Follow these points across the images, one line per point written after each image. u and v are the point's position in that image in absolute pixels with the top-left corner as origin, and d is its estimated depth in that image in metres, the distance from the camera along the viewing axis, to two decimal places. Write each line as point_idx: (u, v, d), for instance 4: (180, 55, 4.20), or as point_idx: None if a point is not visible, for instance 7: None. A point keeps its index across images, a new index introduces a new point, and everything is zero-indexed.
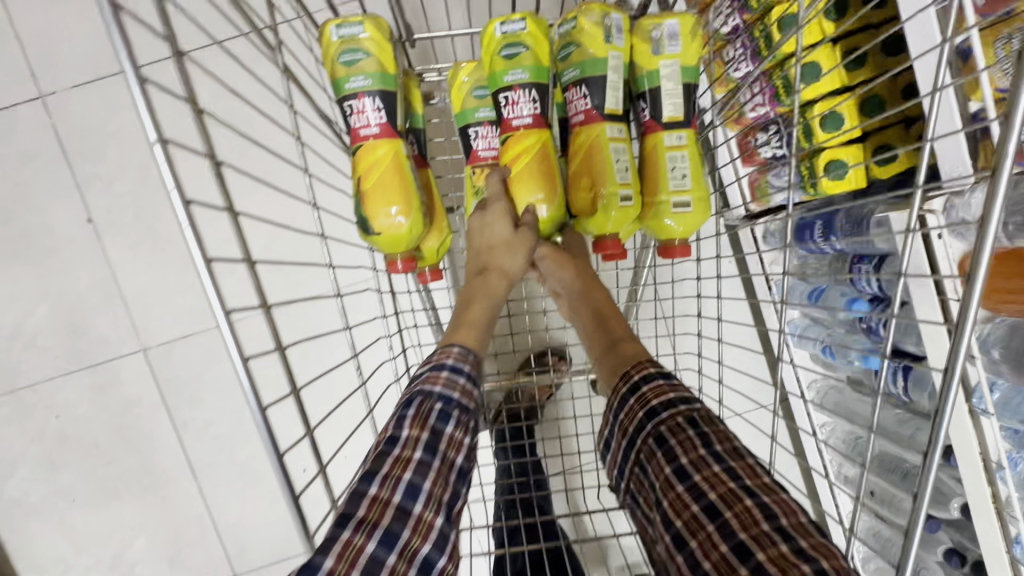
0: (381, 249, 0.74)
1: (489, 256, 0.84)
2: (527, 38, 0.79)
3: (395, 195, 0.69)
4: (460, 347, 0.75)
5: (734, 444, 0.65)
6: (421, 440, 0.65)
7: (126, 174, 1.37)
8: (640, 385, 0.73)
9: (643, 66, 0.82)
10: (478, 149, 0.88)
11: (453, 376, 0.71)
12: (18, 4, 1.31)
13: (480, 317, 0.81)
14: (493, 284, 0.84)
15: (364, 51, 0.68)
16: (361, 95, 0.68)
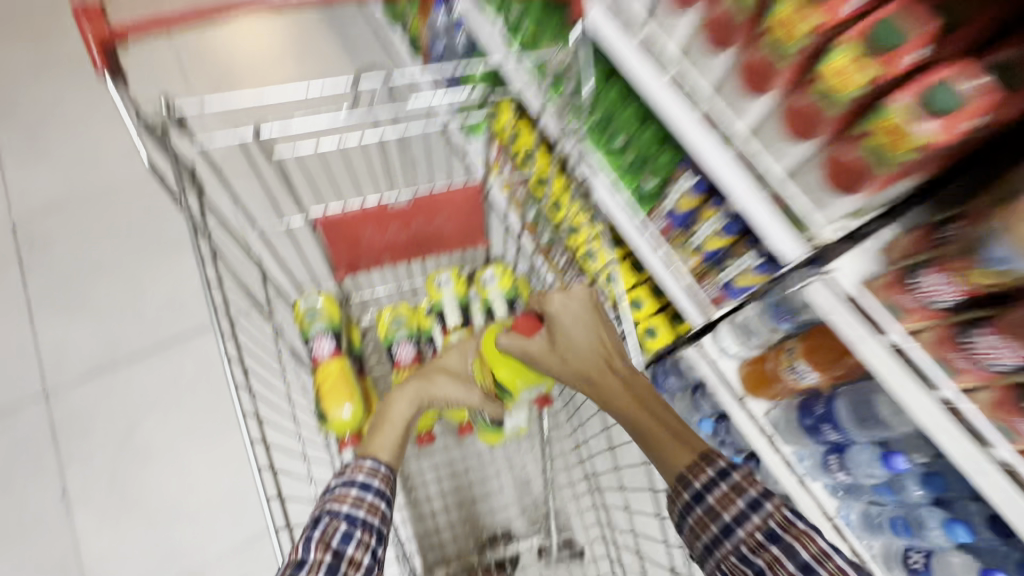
0: (333, 434, 1.03)
1: (429, 383, 0.99)
2: (403, 313, 1.17)
3: (343, 394, 1.02)
4: (374, 459, 0.85)
5: (820, 546, 0.70)
6: (324, 561, 0.73)
7: (107, 446, 1.58)
8: (699, 494, 0.77)
9: (480, 294, 1.17)
10: (400, 358, 1.15)
11: (361, 494, 0.81)
12: (42, 326, 1.69)
13: (395, 427, 0.92)
14: (424, 392, 0.97)
15: (319, 311, 1.09)
16: (320, 337, 1.07)
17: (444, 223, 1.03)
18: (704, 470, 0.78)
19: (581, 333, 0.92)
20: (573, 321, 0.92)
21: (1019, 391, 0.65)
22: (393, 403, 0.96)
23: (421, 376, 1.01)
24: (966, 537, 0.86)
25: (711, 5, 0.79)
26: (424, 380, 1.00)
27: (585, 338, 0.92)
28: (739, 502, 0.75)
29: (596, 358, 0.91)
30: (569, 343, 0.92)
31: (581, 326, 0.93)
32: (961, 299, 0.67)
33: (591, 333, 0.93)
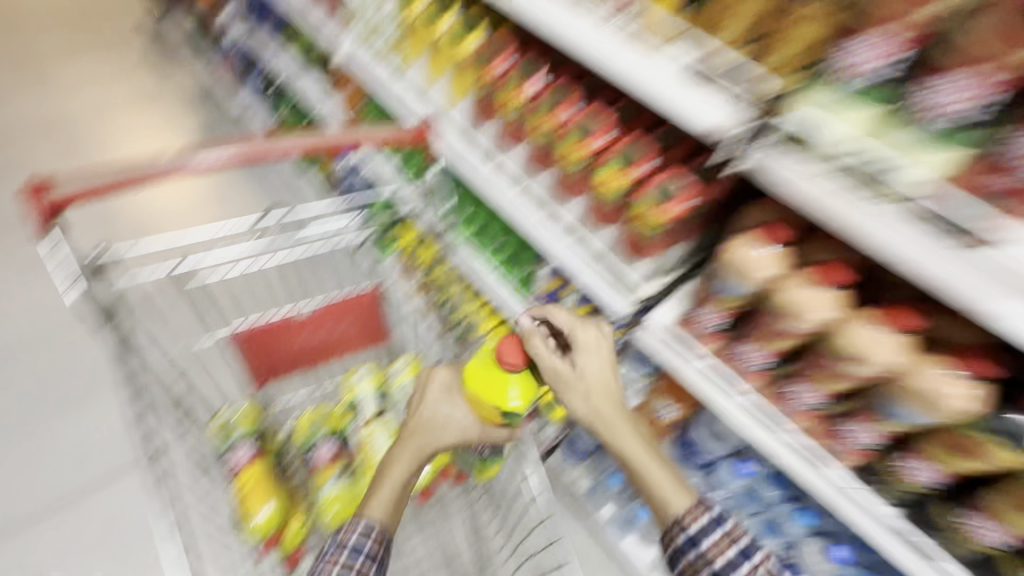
0: (255, 539, 1.06)
1: (425, 440, 0.92)
2: (322, 414, 1.27)
3: (261, 495, 1.09)
4: (367, 519, 0.83)
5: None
6: None
7: None
8: (694, 536, 0.74)
9: (391, 385, 1.30)
10: (320, 455, 1.20)
11: (351, 558, 0.78)
12: None
13: (392, 483, 0.88)
14: (418, 448, 0.91)
15: (237, 422, 1.18)
16: (237, 446, 1.14)
17: (350, 325, 1.21)
18: (699, 513, 0.76)
19: (596, 372, 0.85)
20: (587, 361, 0.86)
21: (778, 378, 0.86)
22: (394, 456, 0.91)
23: (418, 424, 0.94)
24: (812, 520, 1.05)
25: (529, 144, 1.08)
26: (419, 433, 0.93)
27: (601, 375, 0.85)
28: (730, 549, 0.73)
29: (608, 399, 0.84)
30: (586, 382, 0.85)
31: (596, 365, 0.86)
32: (727, 321, 0.89)
33: (605, 370, 0.86)
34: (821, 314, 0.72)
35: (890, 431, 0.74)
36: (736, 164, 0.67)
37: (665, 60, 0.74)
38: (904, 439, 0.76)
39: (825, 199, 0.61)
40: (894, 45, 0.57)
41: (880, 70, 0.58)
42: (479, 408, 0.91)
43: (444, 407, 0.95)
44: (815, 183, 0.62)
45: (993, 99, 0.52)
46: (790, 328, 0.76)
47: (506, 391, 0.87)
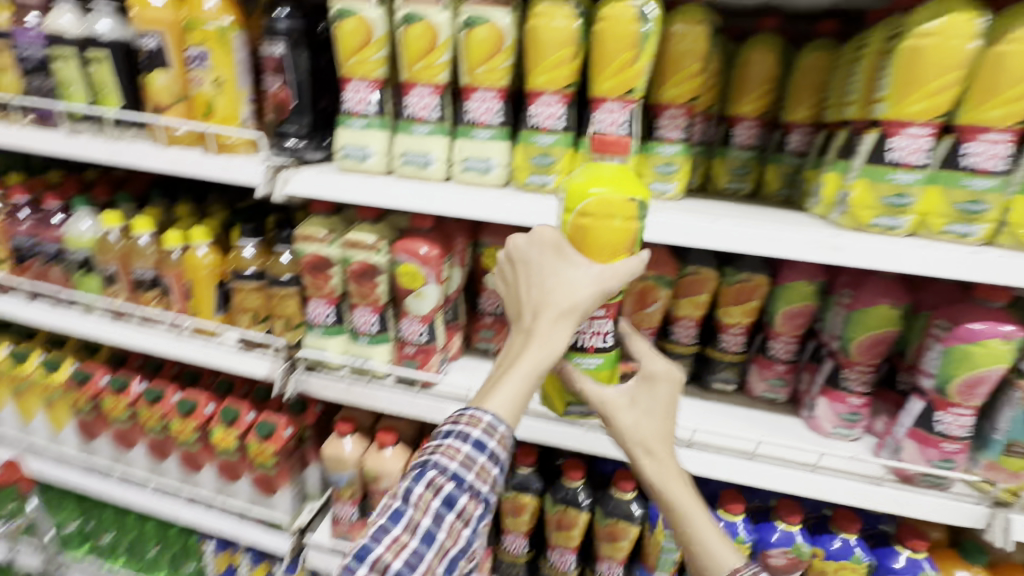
0: None
1: (558, 313, 0.61)
2: None
3: None
4: (494, 415, 0.59)
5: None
6: (422, 523, 0.56)
7: None
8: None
9: None
10: None
11: (473, 455, 0.58)
12: None
13: (522, 377, 0.59)
14: (555, 339, 0.60)
15: None
16: None
17: None
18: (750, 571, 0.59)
19: (659, 417, 0.68)
20: (645, 410, 0.68)
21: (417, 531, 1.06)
22: (526, 338, 0.60)
23: (540, 295, 0.62)
24: None
25: (146, 437, 1.18)
26: (548, 306, 0.61)
27: (663, 423, 0.68)
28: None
29: (668, 452, 0.67)
30: (647, 420, 0.67)
31: (654, 412, 0.68)
32: (356, 508, 1.07)
33: (665, 419, 0.68)
34: (393, 472, 1.01)
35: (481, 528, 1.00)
36: (286, 391, 0.97)
37: (217, 342, 1.01)
38: (499, 524, 1.04)
39: (349, 391, 0.96)
40: (321, 308, 0.94)
41: (323, 320, 0.95)
42: (601, 242, 0.66)
43: (564, 267, 0.63)
44: (342, 380, 0.97)
45: (376, 320, 0.92)
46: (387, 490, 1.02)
47: (611, 193, 0.65)
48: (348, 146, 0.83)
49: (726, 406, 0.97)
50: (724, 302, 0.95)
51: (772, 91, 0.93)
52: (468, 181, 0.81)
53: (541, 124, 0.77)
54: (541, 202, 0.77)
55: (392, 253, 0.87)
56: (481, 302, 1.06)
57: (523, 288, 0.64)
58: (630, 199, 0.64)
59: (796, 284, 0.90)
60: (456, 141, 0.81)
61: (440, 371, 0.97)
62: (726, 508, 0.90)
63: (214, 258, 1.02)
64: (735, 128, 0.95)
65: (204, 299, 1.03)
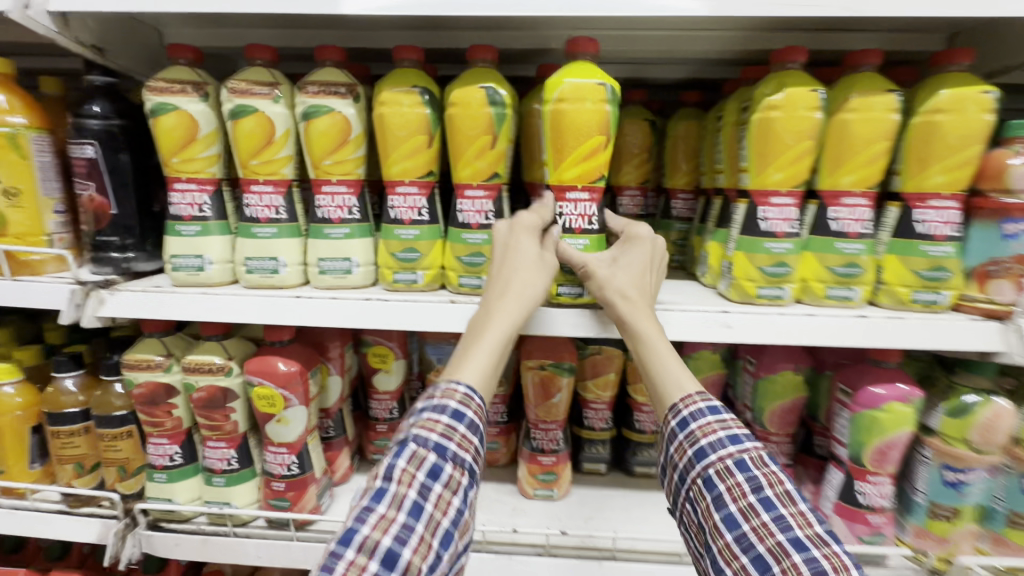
0: None
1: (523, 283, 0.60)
2: None
3: None
4: (468, 386, 0.54)
5: (785, 488, 0.51)
6: (409, 494, 0.47)
7: None
8: (685, 417, 0.57)
9: None
10: None
11: (453, 423, 0.51)
12: None
13: (489, 349, 0.56)
14: (515, 310, 0.59)
15: None
16: None
17: None
18: (699, 397, 0.58)
19: (639, 274, 0.66)
20: (626, 266, 0.66)
21: None
22: (485, 315, 0.59)
23: (505, 276, 0.61)
24: None
25: None
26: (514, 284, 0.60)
27: (642, 278, 0.66)
28: (722, 434, 0.55)
29: (648, 308, 0.64)
30: (627, 275, 0.65)
31: (635, 267, 0.66)
32: None
33: (644, 273, 0.66)
34: None
35: None
36: (124, 556, 0.76)
37: (33, 505, 0.81)
38: None
39: (202, 543, 0.77)
40: (162, 447, 0.77)
41: (167, 462, 0.77)
42: (578, 130, 0.65)
43: (523, 238, 0.63)
44: (199, 531, 0.79)
45: (234, 454, 0.77)
46: None
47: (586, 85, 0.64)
48: (177, 257, 0.70)
49: (651, 493, 0.88)
50: (633, 379, 0.89)
51: (650, 160, 0.92)
52: (326, 285, 0.70)
53: (402, 217, 0.69)
54: (410, 302, 0.67)
55: (245, 374, 0.74)
56: (372, 407, 0.92)
57: (495, 269, 0.62)
58: (600, 84, 0.64)
59: (702, 353, 0.84)
60: (310, 241, 0.71)
61: (320, 505, 0.81)
62: None
63: (27, 397, 0.82)
64: (620, 197, 0.93)
65: (15, 449, 0.82)
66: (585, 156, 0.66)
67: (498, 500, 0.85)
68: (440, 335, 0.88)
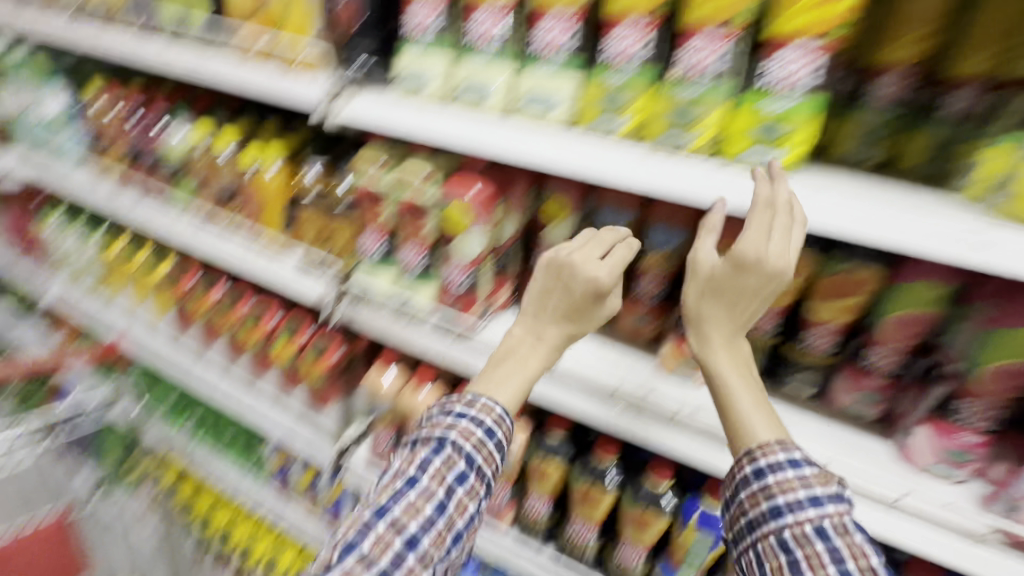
0: None
1: (569, 323, 0.73)
2: None
3: None
4: (501, 409, 0.70)
5: (869, 562, 0.49)
6: (436, 492, 0.64)
7: None
8: (762, 468, 0.57)
9: None
10: None
11: (483, 439, 0.68)
12: None
13: (531, 374, 0.72)
14: (551, 355, 0.73)
15: None
16: None
17: None
18: (778, 449, 0.57)
19: (736, 305, 0.62)
20: (730, 296, 0.62)
21: None
22: (532, 342, 0.73)
23: (562, 316, 0.73)
24: None
25: (224, 337, 1.33)
26: (559, 329, 0.73)
27: (748, 307, 0.62)
28: (803, 492, 0.54)
29: (735, 348, 0.63)
30: (728, 307, 0.62)
31: (739, 298, 0.61)
32: (393, 437, 1.12)
33: (742, 304, 0.62)
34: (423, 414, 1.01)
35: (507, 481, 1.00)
36: (334, 318, 0.99)
37: (280, 262, 1.08)
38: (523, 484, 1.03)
39: (383, 323, 0.96)
40: (373, 239, 0.94)
41: (374, 252, 0.95)
42: None
43: (585, 285, 0.70)
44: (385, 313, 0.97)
45: (424, 257, 0.91)
46: None
47: None
48: (410, 70, 0.80)
49: (791, 415, 0.82)
50: (819, 295, 0.77)
51: (942, 36, 0.68)
52: (528, 119, 0.74)
53: (614, 58, 0.67)
54: (603, 149, 0.67)
55: (443, 190, 0.86)
56: (535, 256, 0.94)
57: (552, 296, 0.73)
58: None
59: (916, 287, 0.70)
60: (521, 73, 0.73)
61: (480, 322, 0.93)
62: (713, 497, 0.84)
63: (282, 178, 1.07)
64: (876, 81, 0.71)
65: (274, 216, 1.10)
66: (819, 3, 0.56)
67: (635, 368, 0.87)
68: (617, 199, 0.84)
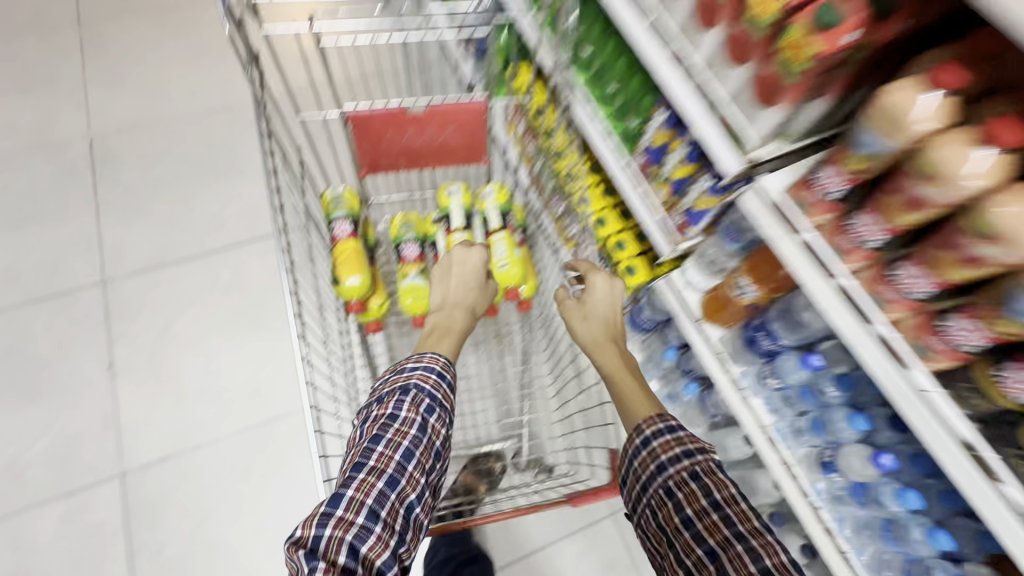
0: (342, 297, 1.22)
1: (477, 293, 1.20)
2: (415, 223, 1.37)
3: (354, 268, 1.21)
4: (440, 350, 1.11)
5: (728, 492, 0.95)
6: (416, 420, 0.97)
7: (173, 288, 1.90)
8: (649, 440, 1.07)
9: (479, 205, 1.37)
10: (407, 255, 1.34)
11: (438, 381, 1.05)
12: (107, 193, 2.01)
13: (454, 336, 1.15)
14: (457, 317, 1.16)
15: (342, 200, 1.26)
16: (342, 221, 1.24)
17: (453, 134, 1.21)
18: (656, 420, 1.10)
19: (604, 312, 1.33)
20: (592, 319, 1.34)
21: (890, 261, 0.80)
22: (440, 310, 1.16)
23: (466, 292, 1.22)
24: (865, 426, 1.02)
25: None
26: (465, 302, 1.19)
27: (594, 331, 1.32)
28: (676, 449, 1.04)
29: (610, 356, 1.29)
30: (595, 314, 1.34)
31: (602, 319, 1.34)
32: (846, 190, 0.82)
33: (609, 316, 1.34)
34: (963, 193, 0.65)
35: (1005, 334, 0.70)
36: None
37: None
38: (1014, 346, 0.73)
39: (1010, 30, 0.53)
40: None
41: None
42: None
43: (477, 273, 1.22)
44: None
45: None
46: (928, 201, 0.69)
47: None
48: None
49: None
50: None
51: None
52: None
53: None
54: None
55: None
56: None
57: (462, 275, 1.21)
58: None
59: None
60: None
61: None
62: None
63: None
64: None
65: None
66: None
67: None
68: None
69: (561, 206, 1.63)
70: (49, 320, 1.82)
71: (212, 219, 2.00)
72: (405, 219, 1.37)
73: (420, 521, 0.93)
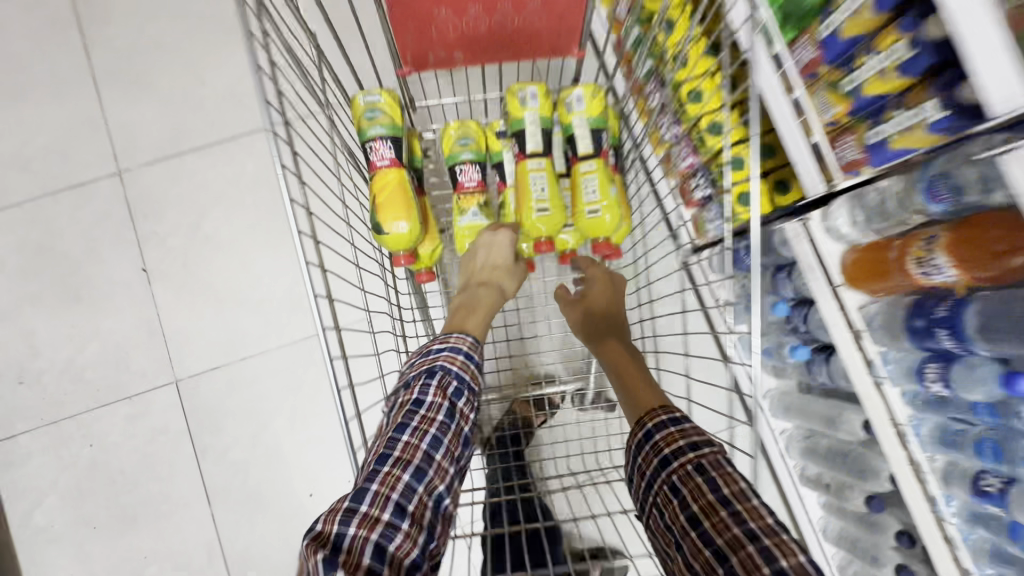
0: (387, 248, 0.97)
1: (497, 273, 1.04)
2: (473, 134, 1.05)
3: (400, 209, 0.94)
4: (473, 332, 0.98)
5: (742, 487, 0.76)
6: (443, 405, 0.87)
7: (193, 182, 1.67)
8: (650, 433, 0.87)
9: (562, 119, 1.04)
10: (463, 183, 1.06)
11: (466, 361, 0.93)
12: (101, 58, 1.67)
13: (482, 314, 1.00)
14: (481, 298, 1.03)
15: (381, 111, 0.93)
16: (378, 139, 0.93)
17: (535, 15, 0.82)
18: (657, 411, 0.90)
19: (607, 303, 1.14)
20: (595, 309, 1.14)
21: None
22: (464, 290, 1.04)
23: (483, 275, 1.06)
24: None
25: None
26: (478, 282, 1.04)
27: (600, 322, 1.11)
28: (682, 440, 0.84)
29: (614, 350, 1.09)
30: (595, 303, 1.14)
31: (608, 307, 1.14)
32: None
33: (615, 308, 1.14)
34: None
35: None
36: None
37: None
38: None
39: None
40: None
41: None
42: None
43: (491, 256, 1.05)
44: None
45: None
46: None
47: None
48: None
49: None
50: None
51: None
52: None
53: None
54: None
55: None
56: None
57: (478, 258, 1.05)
58: None
59: None
60: None
61: None
62: None
63: None
64: None
65: None
66: None
67: None
68: None
69: (655, 97, 1.22)
70: (69, 215, 1.66)
71: (227, 98, 1.67)
72: (459, 129, 1.05)
73: (450, 514, 0.84)
